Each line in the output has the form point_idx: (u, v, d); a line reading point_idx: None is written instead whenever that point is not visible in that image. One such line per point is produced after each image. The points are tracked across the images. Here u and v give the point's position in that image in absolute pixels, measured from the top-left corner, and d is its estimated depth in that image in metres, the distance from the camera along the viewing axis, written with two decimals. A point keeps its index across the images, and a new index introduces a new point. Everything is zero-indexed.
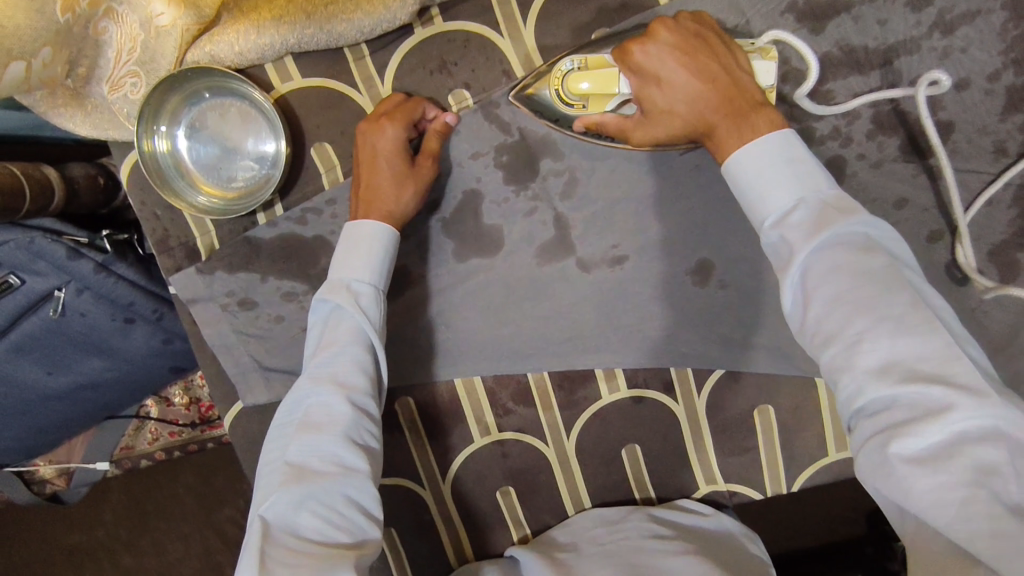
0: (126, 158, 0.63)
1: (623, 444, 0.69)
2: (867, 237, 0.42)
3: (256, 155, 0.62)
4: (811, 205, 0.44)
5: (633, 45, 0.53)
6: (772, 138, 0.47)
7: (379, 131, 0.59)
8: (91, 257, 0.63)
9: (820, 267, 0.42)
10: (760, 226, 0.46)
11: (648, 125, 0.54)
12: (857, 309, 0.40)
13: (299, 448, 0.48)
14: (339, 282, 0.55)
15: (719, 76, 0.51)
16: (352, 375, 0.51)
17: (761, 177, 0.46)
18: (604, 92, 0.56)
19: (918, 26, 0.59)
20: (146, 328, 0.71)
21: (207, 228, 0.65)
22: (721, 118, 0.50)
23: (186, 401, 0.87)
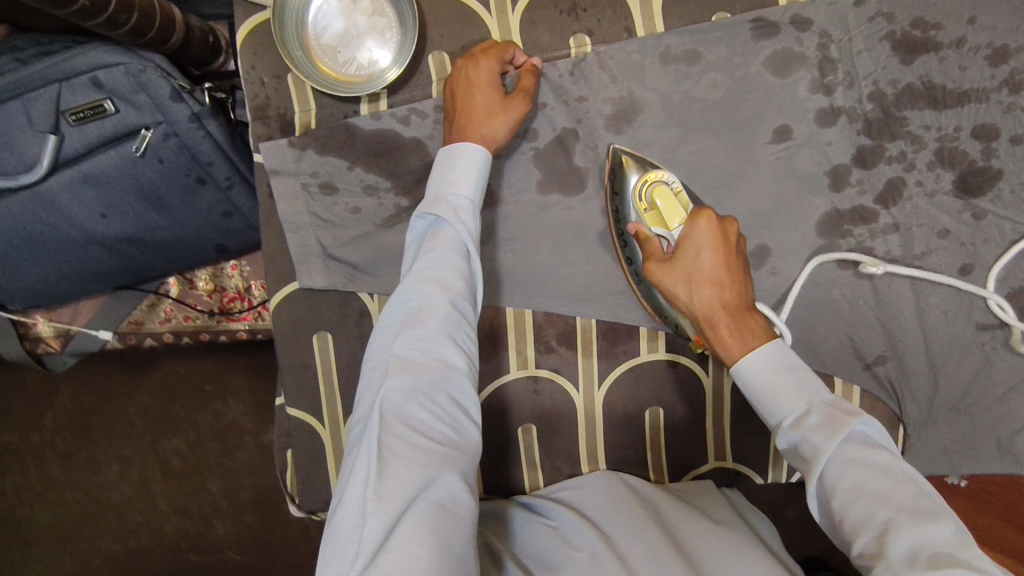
0: (251, 16, 0.65)
1: (649, 405, 0.72)
2: (868, 440, 0.49)
3: (379, 45, 0.64)
4: (819, 411, 0.51)
5: (706, 213, 0.59)
6: (771, 348, 0.55)
7: (473, 64, 0.61)
8: (190, 104, 0.63)
9: (837, 467, 0.49)
10: (779, 426, 0.53)
11: (671, 270, 0.59)
12: (875, 500, 0.46)
13: (405, 341, 0.47)
14: (442, 197, 0.54)
15: (741, 275, 0.58)
16: (452, 278, 0.50)
17: (774, 382, 0.53)
18: (664, 218, 0.63)
19: (993, 79, 0.65)
20: (212, 193, 0.71)
21: (309, 105, 0.66)
22: (726, 318, 0.57)
23: (211, 288, 0.86)
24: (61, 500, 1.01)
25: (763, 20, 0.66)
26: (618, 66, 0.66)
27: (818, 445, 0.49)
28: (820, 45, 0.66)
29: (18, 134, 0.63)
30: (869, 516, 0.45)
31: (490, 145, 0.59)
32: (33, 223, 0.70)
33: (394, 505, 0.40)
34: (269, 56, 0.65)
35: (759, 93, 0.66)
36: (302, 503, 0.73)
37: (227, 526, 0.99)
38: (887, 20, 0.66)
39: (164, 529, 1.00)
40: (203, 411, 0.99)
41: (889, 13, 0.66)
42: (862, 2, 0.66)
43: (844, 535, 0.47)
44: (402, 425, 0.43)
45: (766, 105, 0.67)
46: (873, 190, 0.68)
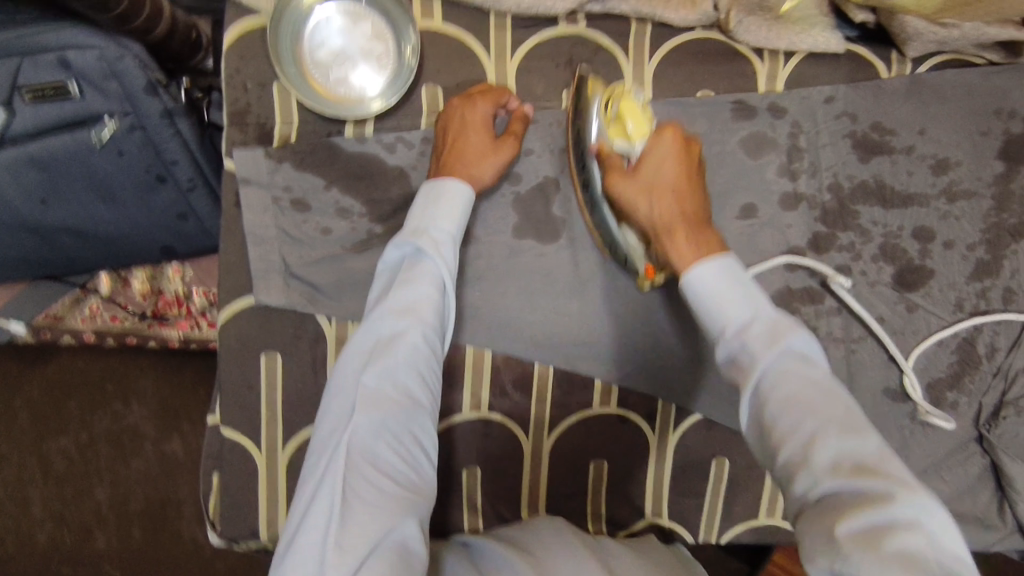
0: (240, 20, 0.63)
1: (594, 457, 0.73)
2: (806, 355, 0.48)
3: (374, 70, 0.63)
4: (762, 323, 0.49)
5: (669, 130, 0.60)
6: (722, 262, 0.53)
7: (468, 105, 0.61)
8: (165, 99, 0.60)
9: (773, 376, 0.46)
10: (720, 336, 0.50)
11: (629, 179, 0.59)
12: (809, 410, 0.43)
13: (375, 373, 0.46)
14: (422, 227, 0.53)
15: (693, 189, 0.60)
16: (428, 313, 0.49)
17: (720, 293, 0.51)
18: (627, 131, 0.60)
19: (933, 187, 0.72)
20: (170, 193, 0.67)
21: (291, 119, 0.64)
22: (685, 226, 0.57)
23: (146, 289, 0.81)
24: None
25: (743, 103, 0.69)
26: None
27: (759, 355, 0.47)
28: (790, 134, 0.70)
29: None
30: (800, 424, 0.43)
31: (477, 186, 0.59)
32: None
33: (355, 552, 0.39)
34: (256, 63, 0.63)
35: (731, 170, 0.70)
36: (222, 531, 0.68)
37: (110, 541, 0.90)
38: (850, 120, 0.71)
39: (35, 539, 0.90)
40: (101, 412, 0.92)
41: (853, 114, 0.71)
42: (831, 100, 0.70)
43: (768, 449, 0.45)
44: (367, 464, 0.42)
45: (736, 182, 0.70)
46: (822, 274, 0.72)
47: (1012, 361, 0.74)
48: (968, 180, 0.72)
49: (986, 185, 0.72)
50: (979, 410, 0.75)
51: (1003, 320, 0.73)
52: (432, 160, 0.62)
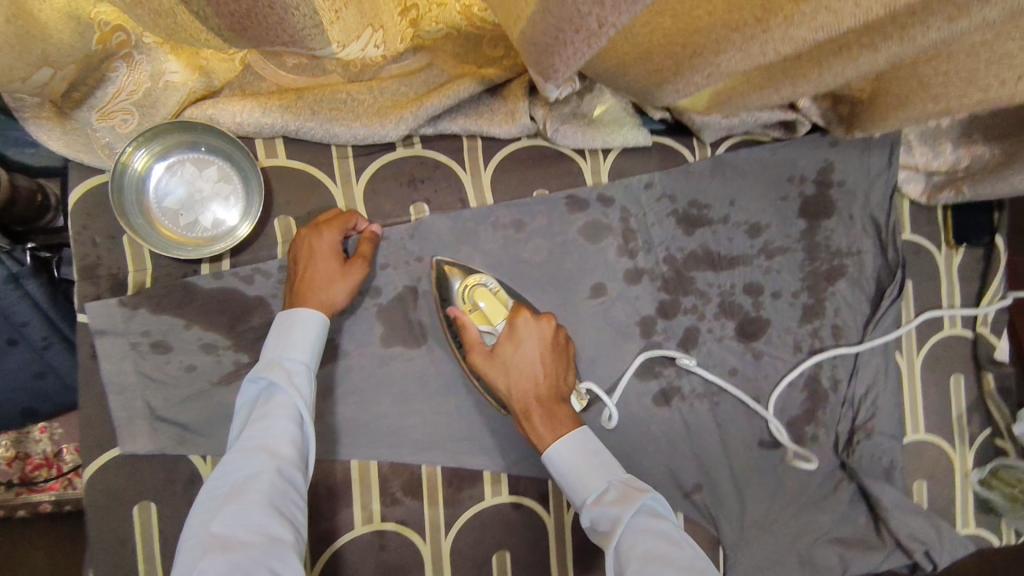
0: (84, 180, 0.65)
1: (495, 550, 0.74)
2: (655, 512, 0.58)
3: (222, 211, 0.66)
4: (615, 488, 0.59)
5: (523, 312, 0.68)
6: (577, 433, 0.63)
7: (317, 234, 0.66)
8: (8, 265, 0.63)
9: (630, 534, 0.55)
10: (582, 506, 0.60)
11: (491, 360, 0.66)
12: (663, 560, 0.52)
13: (226, 517, 0.48)
14: (275, 361, 0.58)
15: (554, 367, 0.67)
16: (282, 446, 0.53)
17: (577, 466, 0.61)
18: (486, 316, 0.69)
19: (753, 247, 0.82)
20: (25, 355, 0.67)
21: (145, 266, 0.66)
22: (539, 409, 0.64)
23: (11, 455, 0.77)
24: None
25: (576, 196, 0.77)
26: (453, 233, 0.74)
27: (614, 518, 0.56)
28: (621, 219, 0.79)
29: None
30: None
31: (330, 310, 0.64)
32: None
33: None
34: (104, 218, 0.65)
35: (576, 257, 0.77)
36: None
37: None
38: (671, 200, 0.80)
39: None
40: None
41: (672, 195, 0.80)
42: (650, 185, 0.80)
43: None
44: None
45: (582, 267, 0.77)
46: (674, 337, 0.79)
47: (852, 389, 0.82)
48: (781, 238, 0.83)
49: (795, 240, 0.83)
50: (836, 438, 0.82)
51: (837, 354, 0.82)
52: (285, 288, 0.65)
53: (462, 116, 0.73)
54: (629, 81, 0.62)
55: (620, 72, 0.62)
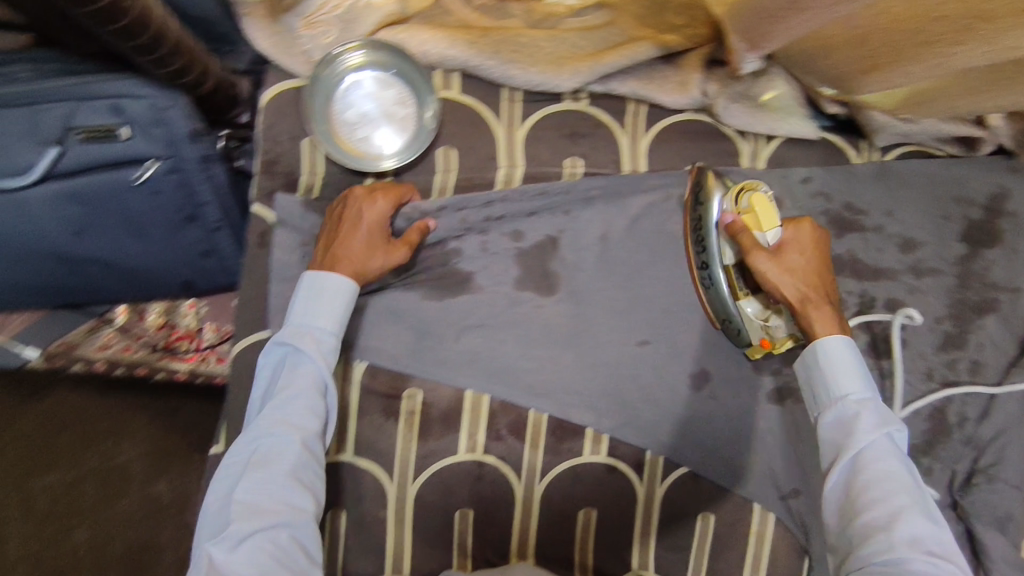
0: (280, 82, 0.70)
1: (583, 506, 0.76)
2: (900, 445, 0.60)
3: (395, 131, 0.70)
4: (878, 408, 0.60)
5: (806, 224, 0.68)
6: (851, 347, 0.63)
7: (369, 201, 0.67)
8: (203, 147, 0.66)
9: (877, 450, 0.58)
10: (838, 401, 0.61)
11: (774, 257, 0.65)
12: (902, 490, 0.56)
13: (249, 485, 0.54)
14: (305, 329, 0.62)
15: (826, 278, 0.67)
16: (305, 418, 0.58)
17: (847, 373, 0.61)
18: (760, 223, 0.65)
19: (903, 263, 0.78)
20: (197, 232, 0.72)
21: (318, 170, 0.70)
22: (818, 303, 0.65)
23: (160, 323, 0.86)
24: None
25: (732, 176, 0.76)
26: (601, 192, 0.75)
27: (869, 428, 0.58)
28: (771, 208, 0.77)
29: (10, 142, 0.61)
30: (893, 497, 0.55)
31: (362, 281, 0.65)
32: None
33: None
34: (290, 119, 0.70)
35: None
36: None
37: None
38: (826, 199, 0.77)
39: None
40: None
41: (827, 194, 0.77)
42: (807, 180, 0.77)
43: (853, 500, 0.57)
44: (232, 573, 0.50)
45: None
46: None
47: (980, 431, 0.74)
48: (934, 259, 0.78)
49: (949, 264, 0.78)
50: (952, 478, 0.74)
51: (972, 391, 0.75)
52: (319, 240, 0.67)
53: (633, 78, 0.73)
54: (827, 66, 0.62)
55: (823, 55, 0.61)
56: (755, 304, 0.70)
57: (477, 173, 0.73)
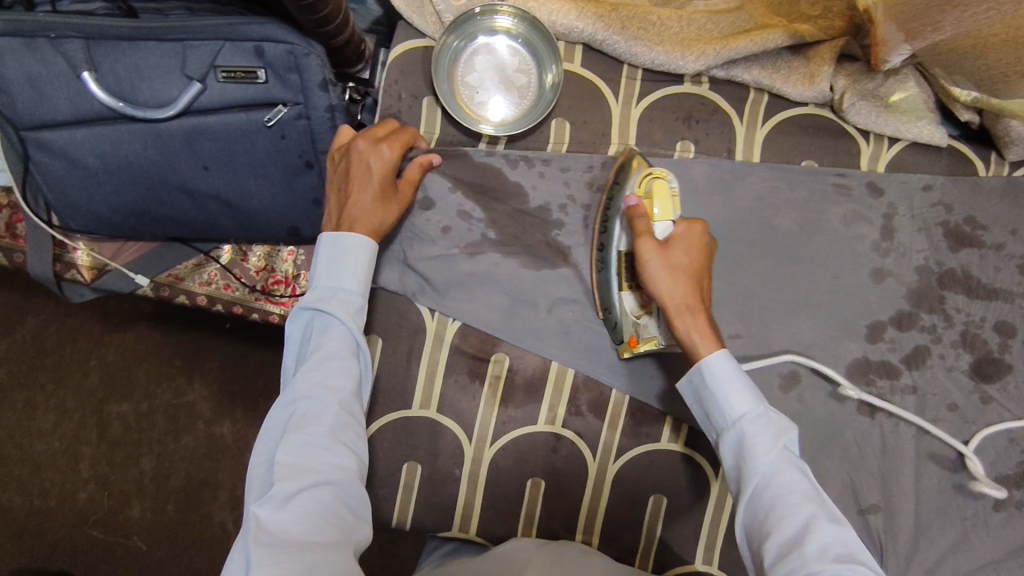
0: (405, 41, 0.71)
1: (654, 491, 0.75)
2: (788, 448, 0.57)
3: (513, 96, 0.72)
4: (768, 416, 0.58)
5: (695, 223, 0.66)
6: (730, 358, 0.60)
7: (375, 150, 0.65)
8: (332, 96, 0.69)
9: (777, 465, 0.56)
10: (730, 427, 0.59)
11: (660, 251, 0.63)
12: (803, 499, 0.53)
13: (289, 446, 0.54)
14: (330, 292, 0.61)
15: (707, 277, 0.65)
16: (342, 379, 0.58)
17: (733, 384, 0.59)
18: (655, 212, 0.66)
19: (1020, 285, 0.74)
20: (313, 179, 0.74)
21: (435, 129, 0.72)
22: (700, 311, 0.63)
23: (261, 266, 0.88)
24: (133, 377, 1.22)
25: (847, 177, 0.74)
26: (710, 179, 0.73)
27: (767, 443, 0.56)
28: (883, 214, 0.74)
29: (160, 74, 0.66)
30: (794, 512, 0.52)
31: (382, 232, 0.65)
32: (132, 154, 0.71)
33: None
34: (414, 77, 0.71)
35: (826, 239, 0.74)
36: None
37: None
38: (945, 210, 0.75)
39: (77, 497, 1.20)
40: (164, 387, 1.22)
41: (948, 205, 0.75)
42: (928, 188, 0.75)
43: (762, 527, 0.54)
44: (278, 532, 0.51)
45: (829, 250, 0.74)
46: (902, 350, 0.73)
47: None
48: None
49: None
50: None
51: None
52: (330, 199, 0.66)
53: (758, 66, 0.72)
54: (981, 65, 0.65)
55: (975, 55, 0.65)
56: (633, 299, 0.70)
57: (588, 147, 0.73)
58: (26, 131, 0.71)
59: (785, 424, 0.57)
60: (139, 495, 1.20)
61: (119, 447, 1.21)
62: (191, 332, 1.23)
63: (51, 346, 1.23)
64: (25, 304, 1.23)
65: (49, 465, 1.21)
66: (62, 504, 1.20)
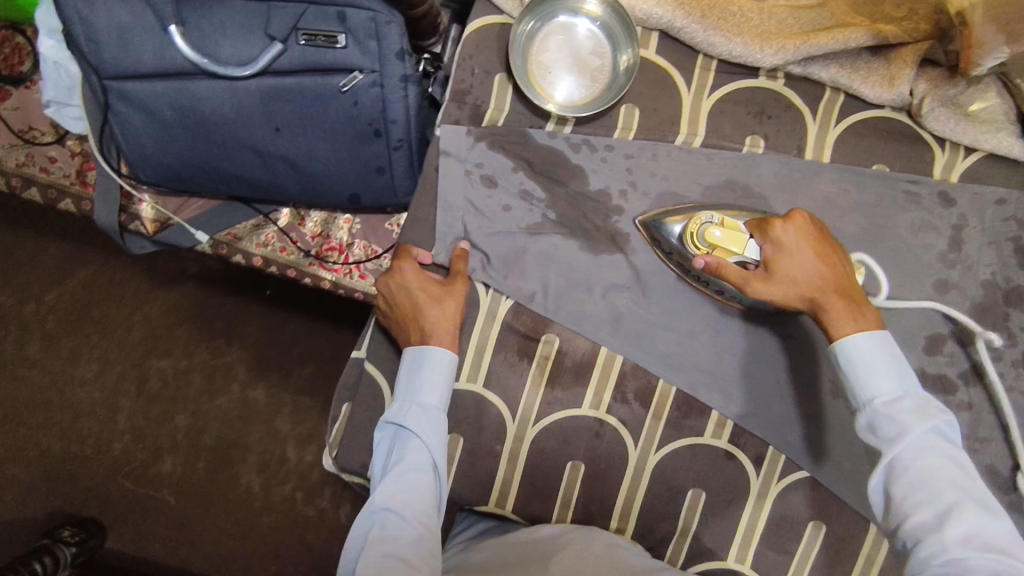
0: (483, 17, 0.72)
1: (693, 485, 0.75)
2: (945, 432, 0.56)
3: (588, 80, 0.72)
4: (915, 400, 0.56)
5: (775, 222, 0.64)
6: (877, 337, 0.59)
7: (401, 276, 0.69)
8: (407, 66, 0.69)
9: (924, 449, 0.55)
10: (869, 403, 0.58)
11: (772, 282, 0.64)
12: (951, 486, 0.53)
13: (370, 555, 0.60)
14: (409, 408, 0.67)
15: (837, 266, 0.63)
16: (418, 493, 0.64)
17: (874, 365, 0.58)
18: (731, 248, 0.66)
19: None
20: (379, 148, 0.74)
21: (505, 106, 0.73)
22: (841, 303, 0.61)
23: (317, 232, 0.88)
24: (175, 335, 1.25)
25: (918, 184, 0.73)
26: (777, 176, 0.72)
27: (910, 429, 0.55)
28: (953, 225, 0.73)
29: (245, 33, 0.69)
30: (939, 498, 0.53)
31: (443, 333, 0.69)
32: (208, 110, 0.73)
33: None
34: (488, 53, 0.72)
35: (893, 246, 0.72)
36: (338, 457, 0.75)
37: (293, 423, 1.24)
38: (1017, 226, 0.73)
39: (112, 448, 1.23)
40: (205, 346, 1.25)
41: (1020, 221, 0.73)
42: (1001, 202, 0.73)
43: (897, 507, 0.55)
44: None
45: (895, 257, 0.72)
46: (960, 365, 0.72)
47: None
48: None
49: None
50: None
51: None
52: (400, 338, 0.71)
53: (836, 65, 0.71)
54: None
55: None
56: None
57: (656, 135, 0.73)
58: (109, 80, 0.73)
59: (934, 410, 0.55)
60: (172, 450, 1.23)
61: (156, 401, 1.24)
62: (237, 294, 1.26)
63: (98, 299, 1.26)
64: (73, 256, 1.26)
65: (88, 414, 1.24)
66: (98, 454, 1.23)
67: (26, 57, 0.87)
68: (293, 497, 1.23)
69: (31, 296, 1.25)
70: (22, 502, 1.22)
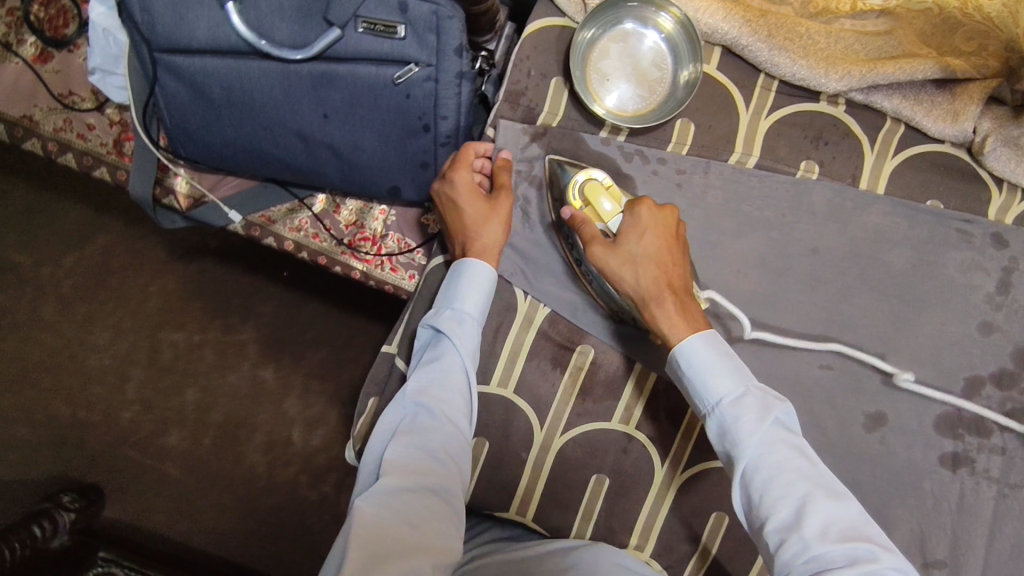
0: (544, 18, 0.71)
1: (717, 509, 0.74)
2: (783, 422, 0.58)
3: (644, 92, 0.71)
4: (754, 395, 0.59)
5: (646, 201, 0.66)
6: (708, 335, 0.62)
7: (449, 180, 0.68)
8: (464, 62, 0.68)
9: (766, 445, 0.57)
10: (715, 407, 0.59)
11: (611, 250, 0.65)
12: (795, 479, 0.55)
13: (395, 446, 0.59)
14: (445, 311, 0.66)
15: (674, 261, 0.65)
16: (451, 393, 0.63)
17: (712, 367, 0.60)
18: (599, 211, 0.67)
19: None
20: (426, 143, 0.73)
21: (558, 111, 0.72)
22: (671, 298, 0.64)
23: (351, 220, 0.86)
24: (190, 308, 1.24)
25: (971, 222, 0.71)
26: (829, 201, 0.71)
27: (755, 428, 0.57)
28: (1003, 266, 0.71)
29: (303, 17, 0.68)
30: (790, 492, 0.54)
31: (492, 249, 0.68)
32: (257, 91, 0.72)
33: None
34: (546, 55, 0.71)
35: (939, 283, 0.71)
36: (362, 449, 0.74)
37: (301, 407, 1.22)
38: None
39: (119, 416, 1.23)
40: (220, 323, 1.24)
41: None
42: None
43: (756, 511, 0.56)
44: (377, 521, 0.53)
45: (939, 294, 0.71)
46: (997, 409, 0.70)
47: None
48: None
49: None
50: None
51: None
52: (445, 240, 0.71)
53: (900, 95, 0.69)
54: None
55: None
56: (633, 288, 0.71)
57: (710, 152, 0.71)
58: (159, 53, 0.72)
59: (771, 402, 0.58)
60: (179, 423, 1.23)
61: (166, 374, 1.23)
62: (255, 273, 1.23)
63: (113, 266, 1.24)
64: (92, 222, 1.24)
65: (98, 380, 1.23)
66: (105, 421, 1.23)
67: (71, 21, 0.86)
68: (296, 480, 1.21)
69: (47, 258, 1.24)
70: (25, 462, 1.22)
